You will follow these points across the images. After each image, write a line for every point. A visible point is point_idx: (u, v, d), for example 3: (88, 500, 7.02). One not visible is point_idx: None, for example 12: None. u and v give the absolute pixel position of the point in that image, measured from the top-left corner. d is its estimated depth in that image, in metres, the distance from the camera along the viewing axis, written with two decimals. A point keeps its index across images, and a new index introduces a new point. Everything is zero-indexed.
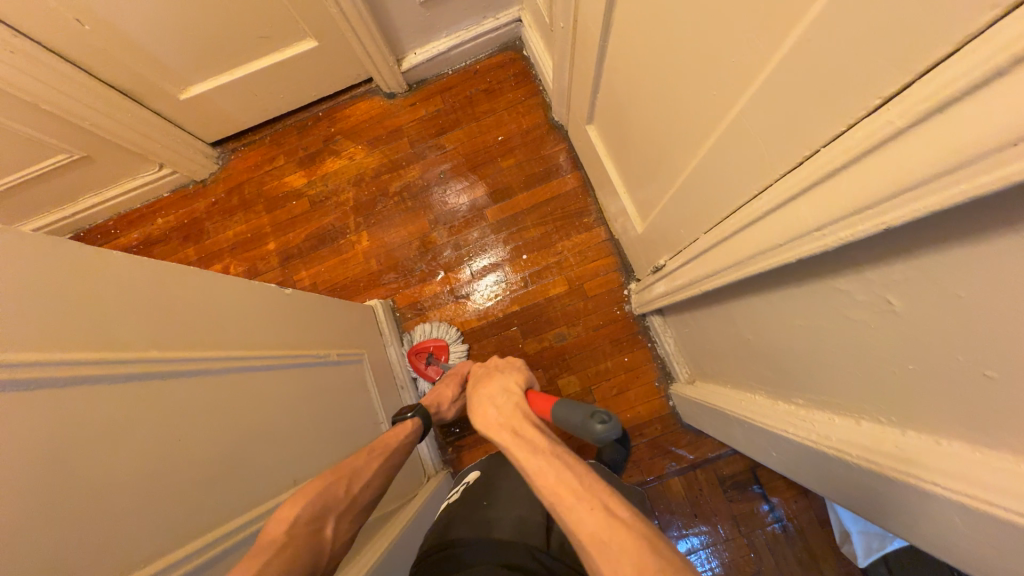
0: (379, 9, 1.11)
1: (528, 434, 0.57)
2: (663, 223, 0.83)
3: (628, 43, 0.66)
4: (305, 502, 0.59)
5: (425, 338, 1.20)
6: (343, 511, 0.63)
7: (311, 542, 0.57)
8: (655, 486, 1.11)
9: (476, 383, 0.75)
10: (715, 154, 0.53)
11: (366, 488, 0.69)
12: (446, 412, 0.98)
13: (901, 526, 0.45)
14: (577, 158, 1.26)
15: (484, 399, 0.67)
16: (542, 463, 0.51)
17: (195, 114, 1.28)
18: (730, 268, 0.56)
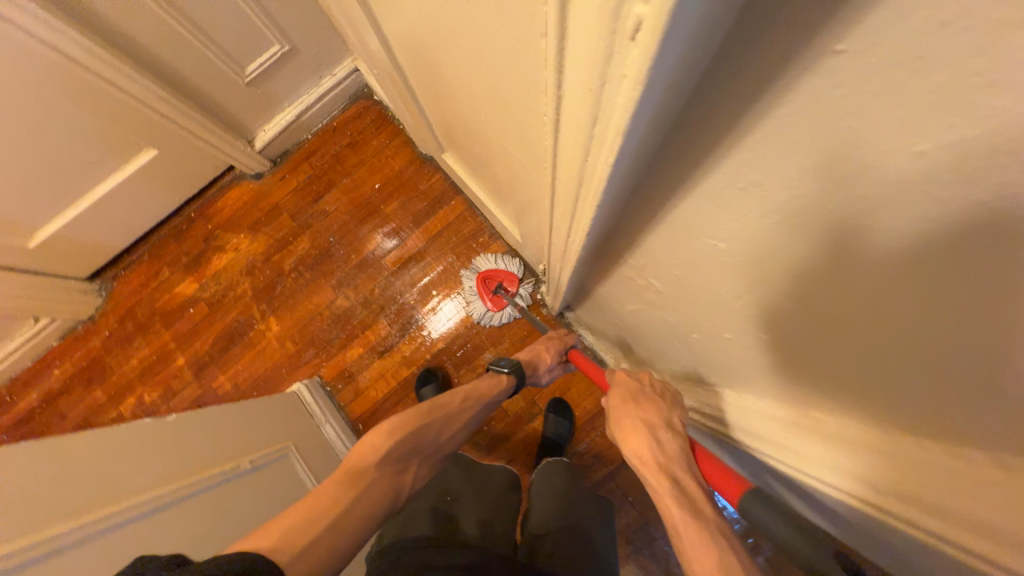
0: (206, 101, 1.09)
1: (692, 492, 0.50)
2: (528, 231, 0.83)
3: (419, 77, 0.67)
4: (396, 440, 0.64)
5: (495, 267, 1.17)
6: (426, 456, 0.68)
7: (394, 480, 0.62)
8: (623, 474, 1.10)
9: (622, 408, 0.63)
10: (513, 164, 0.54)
11: (453, 438, 0.73)
12: (537, 377, 0.94)
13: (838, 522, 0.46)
14: (455, 183, 1.27)
15: (643, 433, 0.58)
16: (704, 533, 0.46)
17: (55, 255, 1.20)
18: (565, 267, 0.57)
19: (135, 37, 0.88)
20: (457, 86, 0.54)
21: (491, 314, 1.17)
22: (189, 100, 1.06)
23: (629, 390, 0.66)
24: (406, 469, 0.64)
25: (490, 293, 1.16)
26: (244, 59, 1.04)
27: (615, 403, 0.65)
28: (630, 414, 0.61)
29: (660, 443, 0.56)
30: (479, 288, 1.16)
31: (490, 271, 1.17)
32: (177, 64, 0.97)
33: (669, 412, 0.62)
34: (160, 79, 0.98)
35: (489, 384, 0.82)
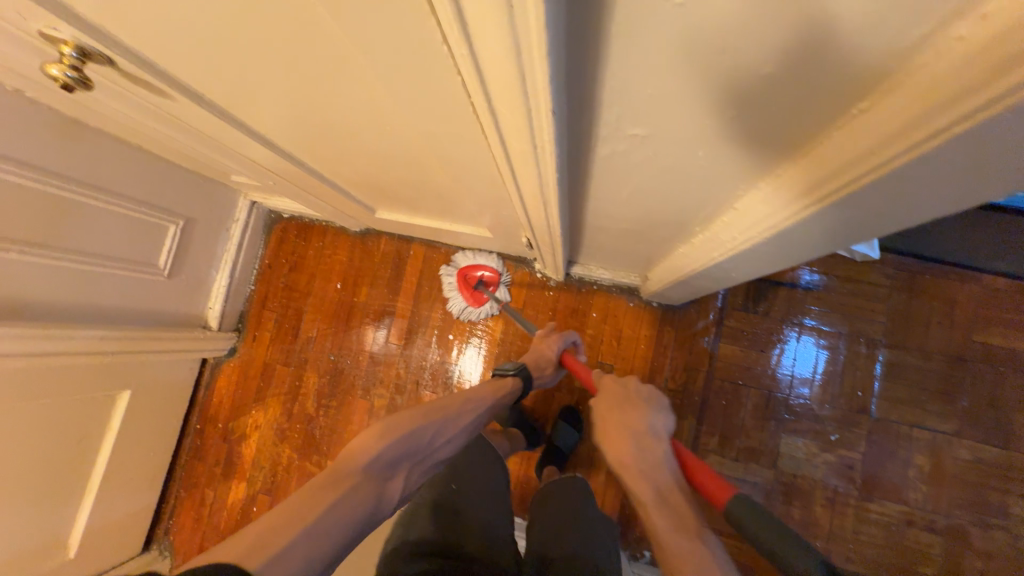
0: (145, 315, 1.04)
1: (674, 500, 0.60)
2: (494, 215, 0.82)
3: (310, 144, 0.66)
4: (389, 442, 0.67)
5: (467, 265, 1.15)
6: (418, 462, 0.71)
7: (380, 488, 0.64)
8: (718, 367, 1.08)
9: (609, 417, 0.74)
10: (443, 148, 0.52)
11: (448, 442, 0.76)
12: (545, 377, 0.98)
13: (778, 256, 0.55)
14: (402, 235, 1.24)
15: (626, 442, 0.69)
16: (679, 539, 0.55)
17: (102, 550, 1.10)
18: (549, 205, 0.55)
19: (42, 298, 0.84)
20: (352, 116, 0.52)
21: (478, 312, 1.16)
22: (130, 324, 1.01)
23: (616, 395, 0.77)
24: (393, 476, 0.66)
25: (471, 290, 1.16)
26: (151, 256, 1.00)
27: (603, 415, 0.75)
28: (618, 423, 0.73)
29: (643, 452, 0.66)
30: (460, 287, 1.16)
31: (469, 267, 1.16)
32: (96, 298, 0.93)
33: (651, 416, 0.72)
34: (90, 323, 0.92)
35: (494, 387, 0.88)
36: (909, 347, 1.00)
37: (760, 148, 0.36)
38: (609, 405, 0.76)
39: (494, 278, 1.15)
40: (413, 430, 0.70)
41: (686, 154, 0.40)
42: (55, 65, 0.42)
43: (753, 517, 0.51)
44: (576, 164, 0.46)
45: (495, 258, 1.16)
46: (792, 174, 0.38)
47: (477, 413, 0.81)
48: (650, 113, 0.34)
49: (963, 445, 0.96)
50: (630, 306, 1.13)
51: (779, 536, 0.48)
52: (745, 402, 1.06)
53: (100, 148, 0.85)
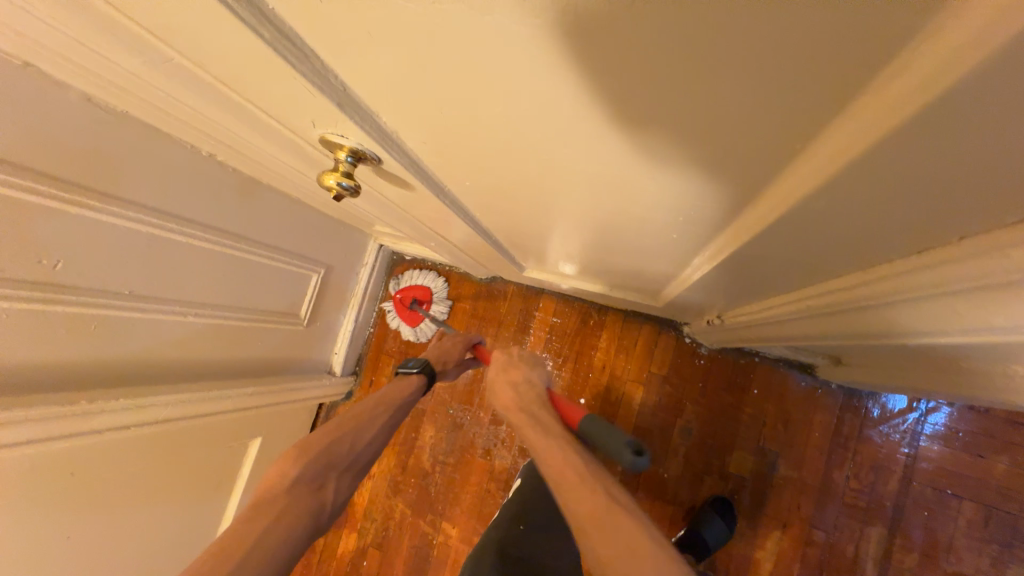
0: (283, 363, 1.02)
1: (546, 419, 0.68)
2: (695, 297, 0.70)
3: (531, 226, 0.57)
4: (303, 463, 0.69)
5: (410, 284, 1.21)
6: (345, 470, 0.74)
7: (313, 500, 0.68)
8: (917, 469, 0.90)
9: (498, 373, 0.78)
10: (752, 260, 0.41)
11: (369, 447, 0.78)
12: (447, 375, 0.96)
13: None
14: (530, 284, 1.16)
15: (509, 388, 0.75)
16: (558, 456, 0.62)
17: None
18: (876, 337, 0.43)
19: (207, 356, 0.82)
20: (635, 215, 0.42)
21: (411, 330, 1.19)
22: (269, 373, 0.98)
23: (501, 359, 0.82)
24: (324, 486, 0.70)
25: (408, 310, 1.20)
26: (296, 305, 0.98)
27: (490, 375, 0.80)
28: (501, 376, 0.79)
29: (520, 390, 0.74)
30: (397, 309, 1.20)
31: (406, 289, 1.21)
32: (250, 351, 0.91)
33: (531, 369, 0.79)
34: (238, 375, 0.90)
35: (391, 389, 0.84)
36: None
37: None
38: (496, 361, 0.81)
39: (428, 295, 1.20)
40: (329, 442, 0.73)
41: None
42: (332, 175, 0.36)
43: (605, 435, 0.60)
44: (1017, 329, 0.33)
45: (433, 278, 1.21)
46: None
47: (398, 408, 0.83)
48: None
49: None
50: (801, 386, 0.97)
51: (615, 435, 0.58)
52: (954, 518, 0.87)
53: (269, 203, 0.83)
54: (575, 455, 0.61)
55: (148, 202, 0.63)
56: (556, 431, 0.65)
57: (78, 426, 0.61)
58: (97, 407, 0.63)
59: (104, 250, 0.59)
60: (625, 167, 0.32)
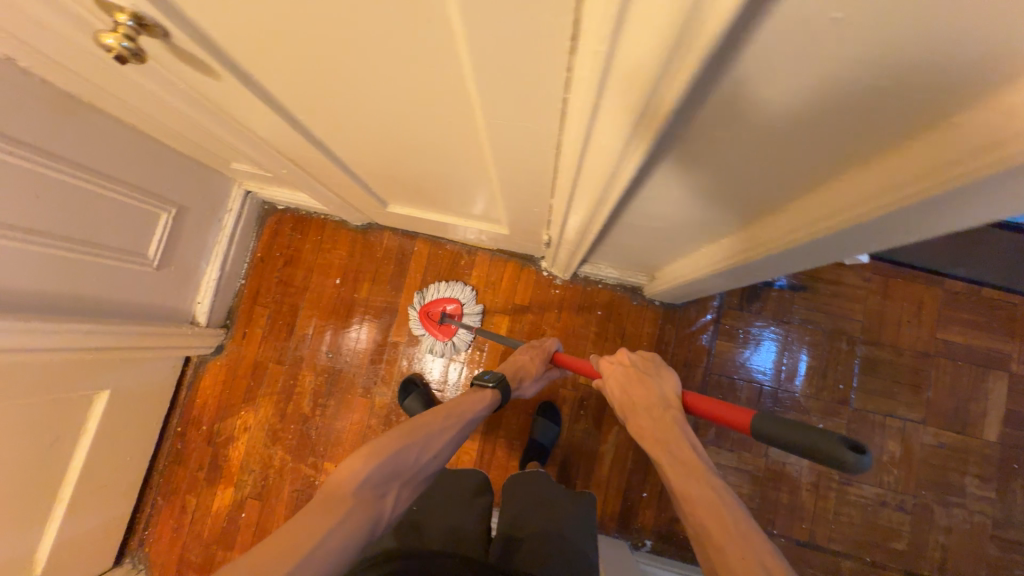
0: (131, 309, 0.96)
1: (684, 452, 0.66)
2: (521, 213, 0.82)
3: (349, 135, 0.64)
4: (376, 462, 0.66)
5: (439, 296, 1.17)
6: (409, 479, 0.70)
7: (374, 507, 0.64)
8: (714, 361, 1.14)
9: (627, 393, 0.79)
10: (504, 142, 0.52)
11: (437, 457, 0.75)
12: (525, 388, 0.98)
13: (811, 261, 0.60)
14: (406, 230, 1.21)
15: (641, 408, 0.75)
16: (699, 498, 0.60)
17: (67, 564, 0.99)
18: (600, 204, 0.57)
19: (25, 288, 0.76)
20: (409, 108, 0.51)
21: (447, 345, 1.15)
22: (114, 317, 0.93)
23: (626, 373, 0.81)
24: (387, 494, 0.66)
25: (438, 325, 1.16)
26: (142, 245, 0.93)
27: (620, 395, 0.81)
28: (624, 392, 0.79)
29: (651, 415, 0.73)
30: (425, 321, 1.16)
31: (433, 302, 1.16)
32: (83, 289, 0.85)
33: (661, 381, 0.77)
34: (74, 315, 0.85)
35: (468, 399, 0.85)
36: (883, 344, 1.11)
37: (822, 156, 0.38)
38: (616, 375, 0.82)
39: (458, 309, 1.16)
40: (399, 449, 0.69)
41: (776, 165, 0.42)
42: (109, 35, 0.39)
43: (795, 433, 0.53)
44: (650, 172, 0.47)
45: (454, 286, 1.18)
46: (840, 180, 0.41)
47: (465, 423, 0.81)
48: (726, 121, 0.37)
49: (928, 431, 1.07)
50: (634, 305, 1.17)
51: (805, 430, 0.52)
52: (741, 397, 1.12)
53: (95, 127, 0.78)
54: (711, 493, 0.60)
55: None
56: (699, 467, 0.63)
57: None
58: None
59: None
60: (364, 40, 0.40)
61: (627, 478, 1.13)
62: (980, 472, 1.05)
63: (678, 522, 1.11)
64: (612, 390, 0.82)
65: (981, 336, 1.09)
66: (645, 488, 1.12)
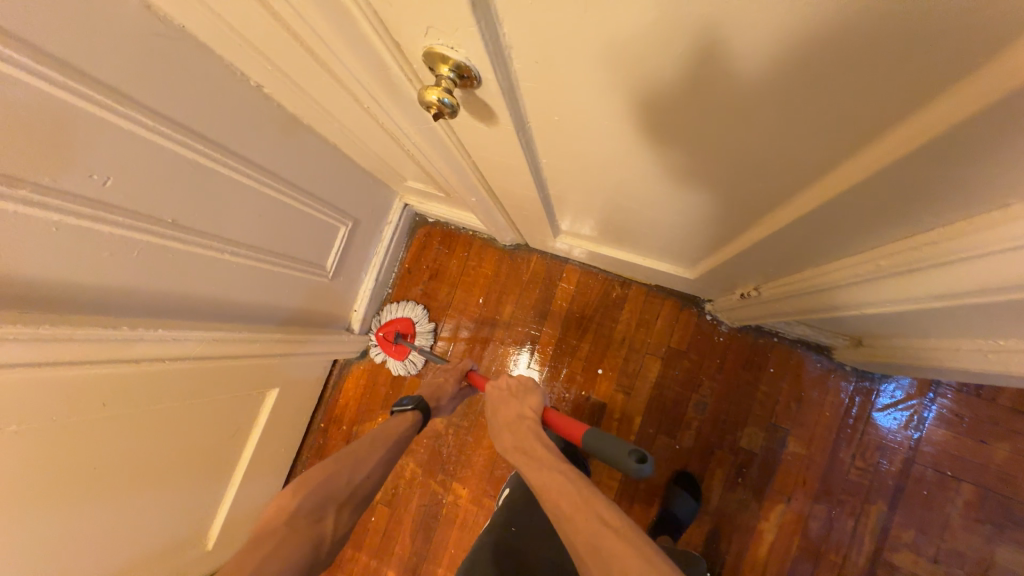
0: (306, 315, 1.01)
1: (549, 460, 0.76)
2: (741, 268, 0.70)
3: (590, 181, 0.57)
4: (303, 494, 0.75)
5: (393, 318, 1.20)
6: (346, 501, 0.79)
7: (312, 531, 0.73)
8: (921, 450, 0.94)
9: (500, 410, 0.88)
10: (842, 214, 0.41)
11: (369, 477, 0.83)
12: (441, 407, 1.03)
13: None
14: (553, 255, 1.15)
15: (522, 428, 0.83)
16: (580, 512, 0.65)
17: (231, 541, 1.07)
18: (951, 296, 0.43)
19: (237, 299, 0.81)
20: (724, 166, 0.42)
21: (403, 364, 1.19)
22: (293, 322, 0.97)
23: (496, 393, 0.91)
24: (324, 518, 0.75)
25: (393, 345, 1.19)
26: (322, 256, 0.97)
27: (497, 420, 0.88)
28: (506, 415, 0.87)
29: (530, 436, 0.81)
30: (381, 344, 1.20)
31: (388, 325, 1.20)
32: (276, 300, 0.90)
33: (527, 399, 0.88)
34: (267, 323, 0.90)
35: (389, 426, 0.92)
36: None
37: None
38: (495, 396, 0.90)
39: (411, 327, 1.20)
40: (322, 478, 0.78)
41: None
42: (434, 91, 0.35)
43: (613, 445, 0.73)
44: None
45: (413, 307, 1.21)
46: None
47: (392, 443, 0.89)
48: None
49: None
50: (816, 368, 1.00)
51: (619, 447, 0.72)
52: (953, 499, 0.91)
53: (308, 146, 0.81)
54: (566, 484, 0.70)
55: (199, 129, 0.61)
56: (553, 468, 0.73)
57: (115, 350, 0.62)
58: (136, 334, 0.64)
59: (155, 175, 0.58)
60: (754, 100, 0.32)
61: (790, 566, 0.97)
62: None
63: None
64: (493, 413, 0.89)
65: None
66: None
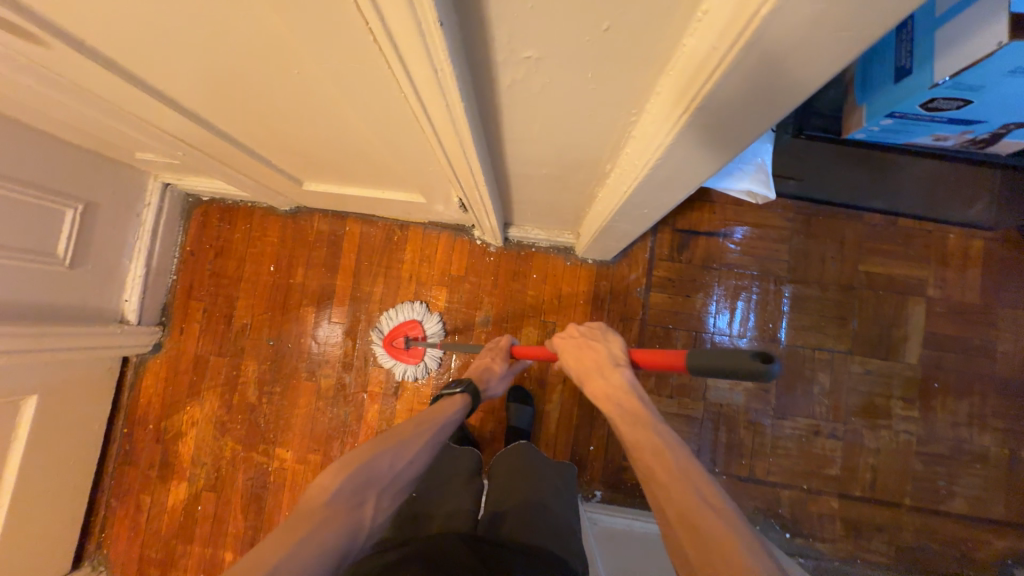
0: (46, 308, 0.94)
1: (630, 406, 0.68)
2: (425, 177, 0.82)
3: (215, 109, 0.63)
4: (346, 473, 0.62)
5: (397, 322, 1.16)
6: (387, 487, 0.64)
7: (352, 516, 0.59)
8: (651, 314, 1.16)
9: (580, 361, 0.77)
10: (353, 97, 0.52)
11: (414, 465, 0.69)
12: (494, 388, 0.96)
13: (677, 191, 0.62)
14: (335, 211, 1.20)
15: (597, 373, 0.74)
16: (678, 491, 0.55)
17: (15, 571, 0.98)
18: (469, 151, 0.57)
19: None
20: (248, 73, 0.51)
21: (417, 367, 1.14)
22: (31, 317, 0.91)
23: (576, 341, 0.81)
24: (364, 504, 0.61)
25: (404, 350, 1.14)
26: (49, 243, 0.91)
27: (575, 364, 0.79)
28: (588, 359, 0.77)
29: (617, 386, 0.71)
30: (393, 352, 1.15)
31: (393, 330, 1.15)
32: None
33: (610, 345, 0.77)
34: None
35: (444, 405, 0.82)
36: (809, 280, 1.14)
37: (630, 61, 0.39)
38: (568, 346, 0.81)
39: (418, 328, 1.15)
40: (375, 458, 0.65)
41: (580, 84, 0.43)
42: None
43: (722, 358, 0.52)
44: (488, 105, 0.48)
45: (414, 307, 1.17)
46: (667, 85, 0.41)
47: (448, 424, 0.77)
48: (535, 31, 0.36)
49: (855, 361, 1.11)
50: (568, 265, 1.18)
51: (725, 354, 0.51)
52: (676, 345, 1.15)
53: None
54: (660, 442, 0.61)
55: None
56: (648, 422, 0.65)
57: None
58: None
59: None
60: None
61: (575, 433, 1.15)
62: (905, 395, 1.10)
63: (626, 471, 1.14)
64: (566, 359, 0.81)
65: (904, 265, 1.12)
66: (592, 441, 1.15)
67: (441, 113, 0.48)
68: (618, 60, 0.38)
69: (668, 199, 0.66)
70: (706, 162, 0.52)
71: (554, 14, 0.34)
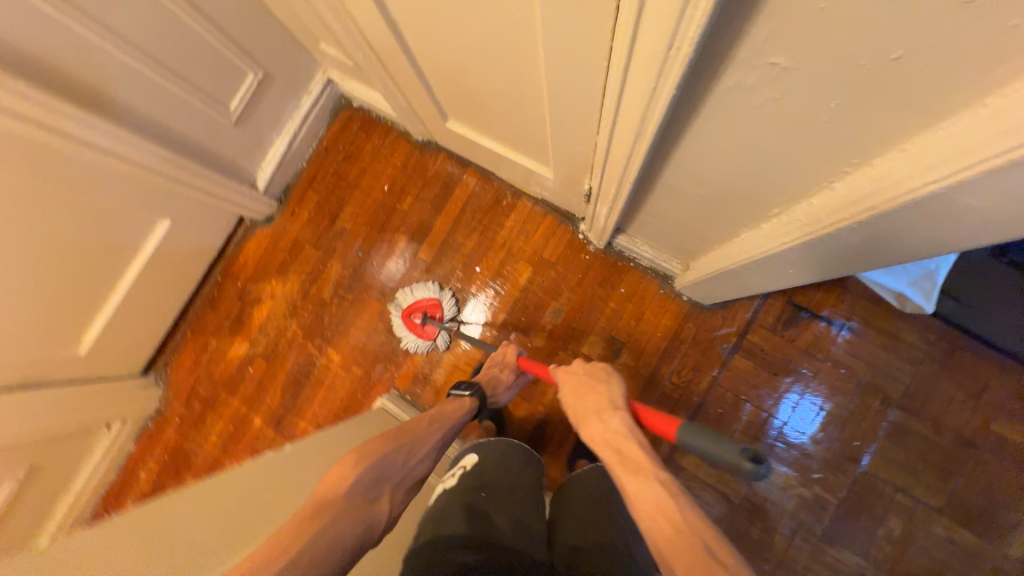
0: (203, 153, 1.06)
1: (633, 453, 0.61)
2: (565, 156, 0.80)
3: (413, 23, 0.65)
4: (363, 467, 0.62)
5: (418, 298, 1.18)
6: (400, 482, 0.66)
7: (368, 510, 0.59)
8: (726, 376, 1.07)
9: (578, 401, 0.75)
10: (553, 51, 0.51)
11: (422, 463, 0.71)
12: (500, 396, 0.98)
13: (844, 266, 0.55)
14: (461, 158, 1.23)
15: (595, 418, 0.70)
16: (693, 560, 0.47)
17: (103, 355, 1.14)
18: (639, 146, 0.54)
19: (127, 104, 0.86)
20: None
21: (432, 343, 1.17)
22: (191, 156, 1.03)
23: (574, 382, 0.78)
24: (379, 498, 0.62)
25: (420, 325, 1.17)
26: (226, 97, 1.02)
27: (572, 404, 0.76)
28: (586, 405, 0.73)
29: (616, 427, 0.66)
30: (409, 326, 1.18)
31: (413, 306, 1.18)
32: (169, 120, 0.95)
33: (612, 391, 0.73)
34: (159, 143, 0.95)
35: (445, 408, 0.85)
36: (922, 414, 0.99)
37: (894, 104, 0.33)
38: (570, 383, 0.79)
39: (438, 309, 1.17)
40: (385, 451, 0.66)
41: (813, 114, 0.38)
42: None
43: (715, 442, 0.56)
44: (693, 102, 0.45)
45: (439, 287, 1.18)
46: (922, 147, 0.35)
47: (446, 429, 0.79)
48: (806, 37, 0.32)
49: (942, 523, 0.96)
50: (659, 293, 1.12)
51: (721, 442, 0.56)
52: (740, 418, 1.06)
53: None
54: (662, 492, 0.54)
55: None
56: (647, 468, 0.58)
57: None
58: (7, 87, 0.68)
59: None
60: None
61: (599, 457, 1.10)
62: None
63: None
64: (565, 398, 0.78)
65: None
66: None
67: (637, 94, 0.45)
68: (881, 99, 0.33)
69: (826, 270, 0.58)
70: (907, 247, 0.45)
71: (845, 23, 0.29)
